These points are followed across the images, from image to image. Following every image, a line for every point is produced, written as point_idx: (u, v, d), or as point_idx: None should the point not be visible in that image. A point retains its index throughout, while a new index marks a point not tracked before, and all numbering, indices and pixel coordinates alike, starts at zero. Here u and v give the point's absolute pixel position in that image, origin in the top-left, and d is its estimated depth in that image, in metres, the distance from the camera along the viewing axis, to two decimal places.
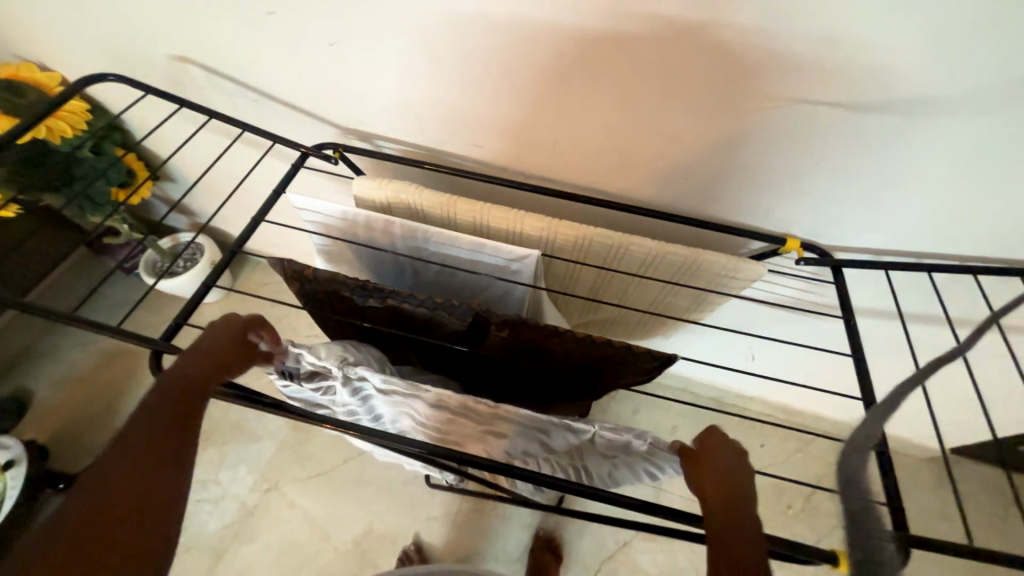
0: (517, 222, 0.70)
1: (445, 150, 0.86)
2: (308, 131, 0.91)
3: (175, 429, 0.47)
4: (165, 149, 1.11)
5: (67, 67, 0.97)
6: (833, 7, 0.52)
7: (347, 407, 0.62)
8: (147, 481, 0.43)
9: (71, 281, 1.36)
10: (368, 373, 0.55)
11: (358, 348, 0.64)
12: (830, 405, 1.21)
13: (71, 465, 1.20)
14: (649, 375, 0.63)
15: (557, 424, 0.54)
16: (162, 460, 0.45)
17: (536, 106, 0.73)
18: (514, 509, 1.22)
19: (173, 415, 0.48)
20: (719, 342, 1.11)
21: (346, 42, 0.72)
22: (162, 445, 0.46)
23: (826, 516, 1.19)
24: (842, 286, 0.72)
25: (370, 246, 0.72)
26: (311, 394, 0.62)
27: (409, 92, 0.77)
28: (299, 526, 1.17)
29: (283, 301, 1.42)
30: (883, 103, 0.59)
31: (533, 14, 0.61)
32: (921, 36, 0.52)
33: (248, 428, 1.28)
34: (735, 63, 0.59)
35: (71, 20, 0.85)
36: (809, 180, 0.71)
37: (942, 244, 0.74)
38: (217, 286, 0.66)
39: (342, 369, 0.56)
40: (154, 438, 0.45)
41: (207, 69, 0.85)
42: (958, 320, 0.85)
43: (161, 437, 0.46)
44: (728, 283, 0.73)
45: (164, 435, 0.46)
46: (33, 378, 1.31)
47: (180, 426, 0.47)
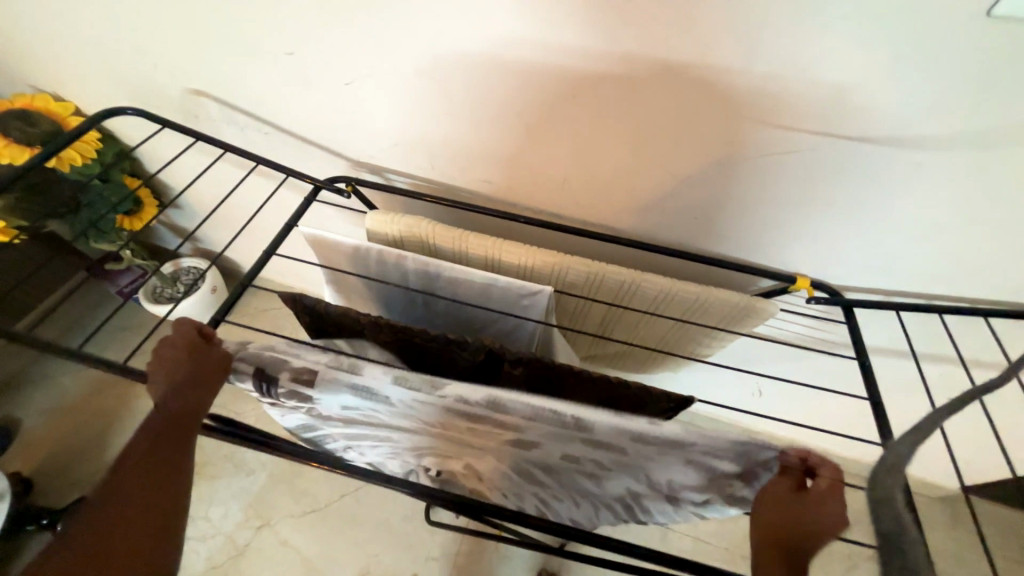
0: (528, 258, 0.70)
1: (455, 185, 0.87)
2: (319, 163, 0.92)
3: (174, 456, 0.50)
4: (173, 177, 1.12)
5: (81, 98, 0.98)
6: (834, 65, 0.54)
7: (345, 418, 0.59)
8: (153, 514, 0.46)
9: (68, 306, 1.34)
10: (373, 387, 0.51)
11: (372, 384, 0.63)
12: (839, 443, 1.19)
13: (55, 499, 1.15)
14: (663, 416, 0.61)
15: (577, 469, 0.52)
16: (165, 495, 0.48)
17: (547, 143, 0.74)
18: (516, 549, 1.17)
19: (171, 449, 0.50)
20: (727, 377, 1.10)
21: (362, 81, 0.74)
22: (163, 481, 0.48)
23: (840, 558, 1.15)
24: (854, 327, 0.72)
25: (382, 279, 0.72)
26: (302, 412, 0.61)
27: (422, 129, 0.79)
28: (292, 566, 1.12)
29: (282, 329, 1.40)
30: (887, 153, 0.61)
31: (547, 61, 0.63)
32: (920, 91, 0.54)
33: (242, 461, 1.24)
34: (743, 108, 0.61)
35: (90, 55, 0.87)
36: (819, 219, 0.71)
37: (953, 286, 0.74)
38: (226, 319, 0.65)
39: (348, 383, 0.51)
40: (156, 474, 0.48)
41: (222, 102, 0.86)
42: (969, 359, 0.84)
43: (163, 473, 0.48)
44: (738, 322, 0.73)
45: (166, 470, 0.49)
46: (21, 406, 1.27)
47: (178, 460, 0.50)
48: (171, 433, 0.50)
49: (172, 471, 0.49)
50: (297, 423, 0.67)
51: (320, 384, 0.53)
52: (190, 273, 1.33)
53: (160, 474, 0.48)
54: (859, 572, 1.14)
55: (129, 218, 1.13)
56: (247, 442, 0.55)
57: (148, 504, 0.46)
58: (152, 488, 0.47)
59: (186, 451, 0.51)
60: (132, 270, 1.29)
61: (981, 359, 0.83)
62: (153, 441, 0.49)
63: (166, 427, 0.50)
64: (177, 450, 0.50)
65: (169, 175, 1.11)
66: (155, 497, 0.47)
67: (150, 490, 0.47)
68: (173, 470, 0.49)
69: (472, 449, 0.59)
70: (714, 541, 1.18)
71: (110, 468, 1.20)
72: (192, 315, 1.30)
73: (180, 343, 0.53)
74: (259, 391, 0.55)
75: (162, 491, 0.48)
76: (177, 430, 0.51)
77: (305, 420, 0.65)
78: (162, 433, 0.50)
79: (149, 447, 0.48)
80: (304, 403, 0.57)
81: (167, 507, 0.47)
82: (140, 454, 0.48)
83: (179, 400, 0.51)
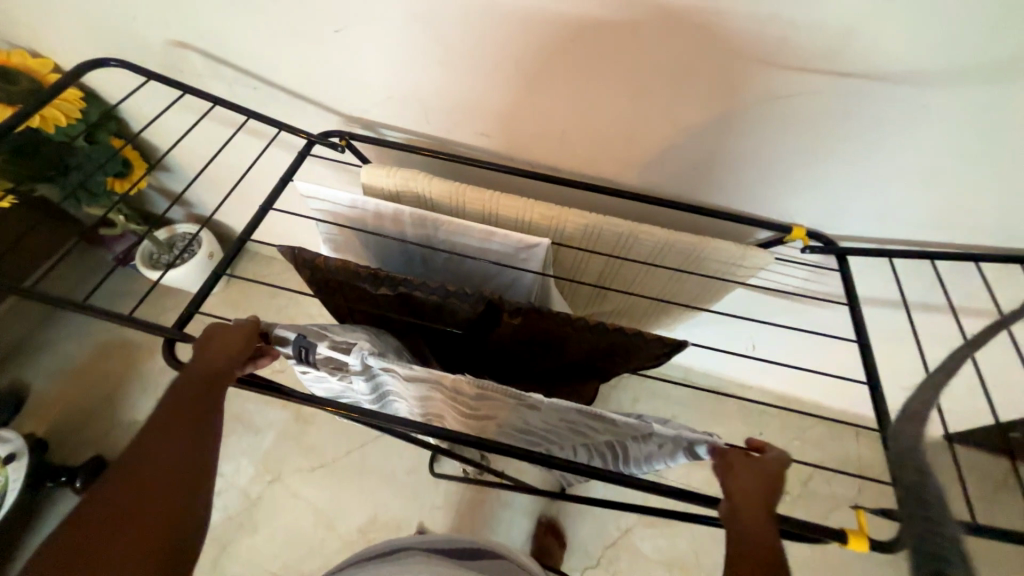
0: (526, 211, 0.70)
1: (452, 139, 0.85)
2: (311, 119, 0.90)
3: (201, 416, 0.50)
4: (162, 138, 1.09)
5: (59, 54, 0.95)
6: (838, 4, 0.53)
7: (360, 388, 0.62)
8: (179, 466, 0.47)
9: (66, 273, 1.34)
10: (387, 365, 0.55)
11: (378, 337, 0.65)
12: (828, 393, 1.23)
13: (71, 459, 1.19)
14: (657, 361, 0.63)
15: (577, 412, 0.53)
16: (192, 453, 0.48)
17: (545, 94, 0.72)
18: (517, 496, 1.23)
19: (196, 405, 0.51)
20: (722, 330, 1.12)
21: (350, 28, 0.71)
22: (190, 435, 0.49)
23: (823, 500, 1.22)
24: (846, 274, 0.73)
25: (380, 234, 0.72)
26: (334, 382, 0.62)
27: (416, 81, 0.77)
28: (304, 516, 1.17)
29: (282, 293, 1.41)
30: (890, 94, 0.60)
31: (542, 4, 0.61)
32: (928, 25, 0.53)
33: (250, 420, 1.28)
34: (744, 56, 0.60)
35: (64, 5, 0.83)
36: (818, 168, 0.71)
37: (947, 233, 0.75)
38: (227, 275, 0.66)
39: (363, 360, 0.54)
40: (182, 430, 0.49)
41: (207, 54, 0.83)
42: (959, 307, 0.86)
43: (189, 428, 0.49)
44: (733, 271, 0.73)
45: (192, 426, 0.50)
46: (29, 371, 1.29)
47: (205, 417, 0.51)
48: (197, 394, 0.51)
49: (198, 426, 0.50)
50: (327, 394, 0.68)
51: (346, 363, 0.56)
52: (185, 238, 1.32)
53: (186, 429, 0.49)
54: (840, 512, 1.20)
55: (119, 180, 1.12)
56: (259, 389, 0.57)
57: (174, 457, 0.47)
58: (178, 443, 0.48)
59: (212, 408, 0.51)
60: (127, 237, 1.28)
61: (970, 306, 0.85)
62: (182, 397, 0.51)
63: (193, 386, 0.51)
64: (203, 405, 0.51)
65: (156, 136, 1.09)
66: (182, 451, 0.48)
67: (176, 444, 0.48)
68: (199, 426, 0.50)
69: (489, 412, 0.59)
70: (704, 487, 1.25)
71: (122, 429, 1.23)
72: (191, 280, 1.30)
73: (212, 322, 0.55)
74: (296, 358, 0.56)
75: (188, 446, 0.48)
76: (201, 389, 0.51)
77: (336, 391, 0.66)
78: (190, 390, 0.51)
79: (178, 402, 0.50)
80: (337, 371, 0.57)
81: (193, 461, 0.48)
82: (168, 411, 0.50)
83: (206, 360, 0.53)
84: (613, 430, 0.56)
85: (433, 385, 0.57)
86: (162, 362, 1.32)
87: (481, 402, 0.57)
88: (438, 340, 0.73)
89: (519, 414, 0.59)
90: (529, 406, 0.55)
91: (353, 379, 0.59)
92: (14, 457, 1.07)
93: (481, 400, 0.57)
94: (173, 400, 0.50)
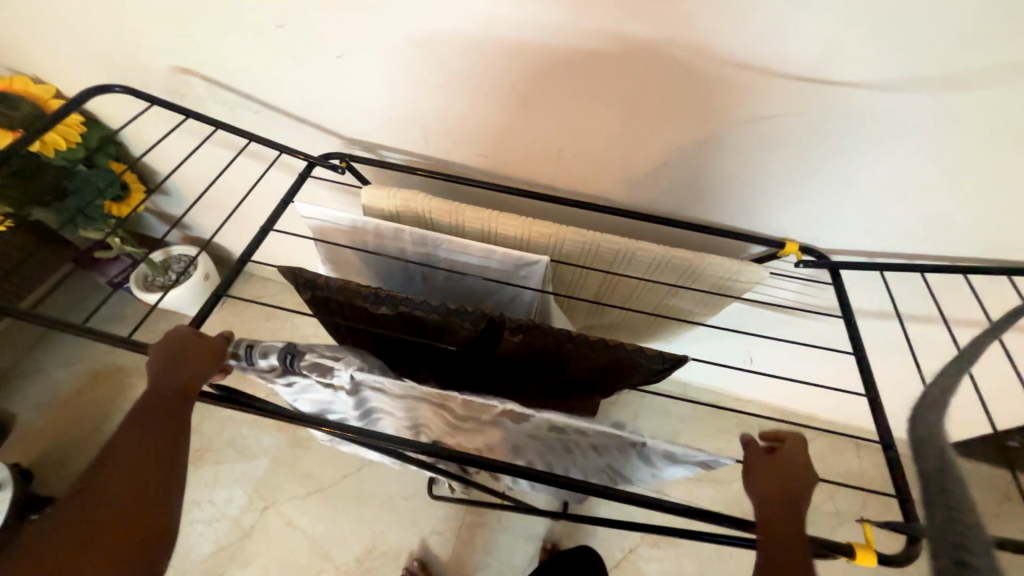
0: (525, 229, 0.71)
1: (451, 159, 0.87)
2: (311, 142, 0.91)
3: (167, 427, 0.50)
4: (161, 161, 1.10)
5: (62, 81, 0.96)
6: (823, 27, 0.55)
7: (345, 404, 0.61)
8: (141, 478, 0.47)
9: (61, 298, 1.33)
10: (379, 378, 0.54)
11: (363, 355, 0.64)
12: (827, 406, 1.23)
13: (57, 489, 1.16)
14: (660, 376, 0.63)
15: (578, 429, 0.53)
16: (157, 465, 0.48)
17: (541, 116, 0.74)
18: (518, 519, 1.20)
19: (167, 419, 0.50)
20: (720, 345, 1.13)
21: (352, 54, 0.73)
22: (157, 454, 0.48)
23: (828, 517, 1.21)
24: (839, 288, 0.74)
25: (380, 253, 0.72)
26: (318, 397, 0.61)
27: (416, 104, 0.78)
28: (299, 545, 1.14)
29: (278, 314, 1.40)
30: (875, 110, 0.62)
31: (536, 34, 0.64)
32: (908, 48, 0.55)
33: (244, 446, 1.25)
34: (732, 79, 0.62)
35: (70, 34, 0.85)
36: (808, 185, 0.74)
37: (935, 245, 0.77)
38: (227, 296, 0.66)
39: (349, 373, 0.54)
40: (147, 449, 0.48)
41: (209, 80, 0.85)
42: (951, 317, 0.88)
43: (154, 447, 0.49)
44: (729, 287, 0.75)
45: (157, 445, 0.49)
46: (17, 399, 1.26)
47: (173, 436, 0.50)
48: (163, 409, 0.50)
49: (166, 445, 0.49)
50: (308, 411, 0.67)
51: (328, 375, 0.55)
52: (182, 260, 1.32)
53: (152, 449, 0.48)
54: (845, 529, 1.19)
55: (117, 204, 1.12)
56: (251, 410, 0.55)
57: (136, 469, 0.47)
58: (140, 456, 0.48)
59: (181, 427, 0.51)
60: (121, 260, 1.28)
61: (961, 317, 0.87)
62: (147, 416, 0.50)
63: (161, 405, 0.51)
64: (171, 423, 0.50)
65: (156, 160, 1.10)
66: (142, 463, 0.47)
67: (140, 455, 0.48)
68: (166, 445, 0.49)
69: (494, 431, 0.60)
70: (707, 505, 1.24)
71: None
72: (186, 303, 1.29)
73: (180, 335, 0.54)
74: (281, 368, 0.55)
75: (153, 465, 0.48)
76: (169, 407, 0.51)
77: (319, 408, 0.65)
78: (156, 408, 0.50)
79: (143, 414, 0.50)
80: (322, 382, 0.57)
81: (160, 472, 0.48)
82: (133, 430, 0.49)
83: (173, 378, 0.52)
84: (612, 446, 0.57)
85: (430, 402, 0.57)
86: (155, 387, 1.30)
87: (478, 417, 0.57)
88: (439, 358, 0.73)
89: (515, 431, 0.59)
90: (522, 417, 0.55)
91: (339, 395, 0.58)
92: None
93: (481, 417, 0.57)
94: (138, 419, 0.50)
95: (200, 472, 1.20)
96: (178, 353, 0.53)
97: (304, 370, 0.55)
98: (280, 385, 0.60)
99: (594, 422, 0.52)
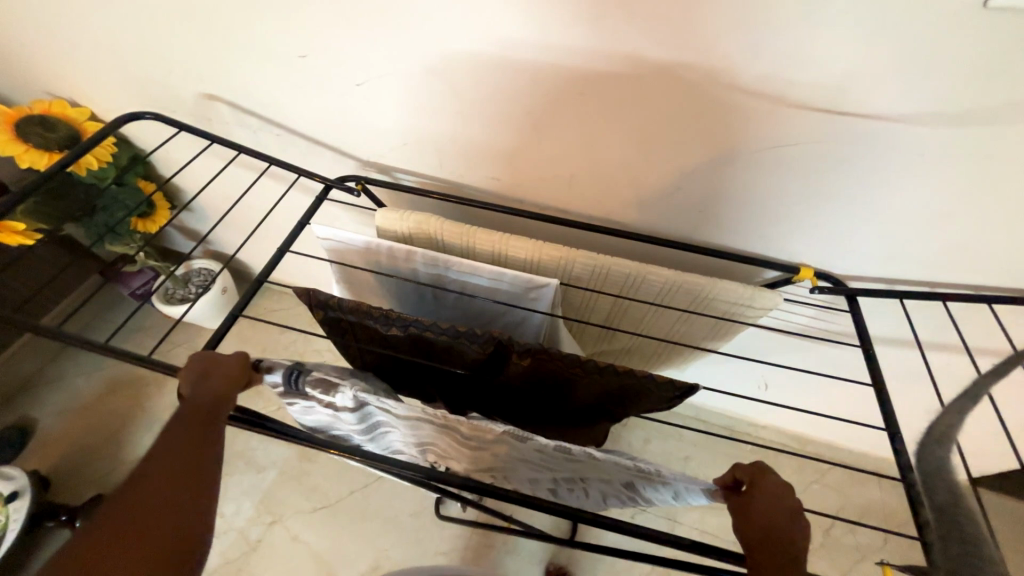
0: (536, 252, 0.71)
1: (463, 182, 0.88)
2: (329, 164, 0.94)
3: (205, 429, 0.52)
4: (185, 179, 1.14)
5: (99, 105, 1.01)
6: (836, 57, 0.55)
7: (348, 422, 0.62)
8: (180, 469, 0.48)
9: (87, 309, 1.38)
10: (376, 399, 0.54)
11: (368, 379, 0.65)
12: (845, 435, 1.20)
13: (73, 498, 1.18)
14: (672, 405, 0.62)
15: (581, 453, 0.52)
16: (198, 459, 0.50)
17: (555, 140, 0.75)
18: (524, 543, 1.18)
19: (202, 422, 0.52)
20: (733, 371, 1.11)
21: (370, 82, 0.76)
22: (193, 465, 0.49)
23: (847, 551, 1.16)
24: (857, 316, 0.72)
25: (392, 274, 0.73)
26: (323, 414, 0.62)
27: (431, 130, 0.80)
28: (304, 562, 1.13)
29: (291, 328, 1.43)
30: (891, 139, 0.61)
31: (547, 61, 0.65)
32: (921, 81, 0.55)
33: (253, 458, 1.26)
34: (747, 108, 0.63)
35: (108, 64, 0.90)
36: (823, 212, 0.73)
37: (956, 274, 0.75)
38: (244, 315, 0.67)
39: (351, 393, 0.54)
40: (181, 462, 0.49)
41: (234, 105, 0.89)
42: (973, 347, 0.85)
43: (187, 466, 0.49)
44: (742, 313, 0.74)
45: (194, 456, 0.50)
46: (40, 406, 1.30)
47: (207, 436, 0.52)
48: (197, 416, 0.52)
49: (201, 460, 0.50)
50: (316, 429, 0.69)
51: (327, 392, 0.55)
52: (202, 274, 1.35)
53: (191, 449, 0.50)
54: (866, 565, 1.14)
55: (143, 221, 1.17)
56: (263, 430, 0.56)
57: (177, 462, 0.49)
58: (180, 450, 0.50)
59: (213, 436, 0.52)
60: (144, 273, 1.32)
61: (985, 347, 0.84)
62: (182, 433, 0.51)
63: (195, 412, 0.53)
64: (206, 430, 0.52)
65: (182, 179, 1.14)
66: (182, 456, 0.49)
67: (181, 450, 0.50)
68: (199, 458, 0.50)
69: (492, 452, 0.60)
70: (719, 534, 1.20)
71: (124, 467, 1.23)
72: (205, 315, 1.32)
73: (202, 357, 0.56)
74: (286, 386, 0.56)
75: (187, 484, 0.48)
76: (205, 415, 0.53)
77: (324, 423, 0.66)
78: (188, 426, 0.52)
79: (184, 416, 0.52)
80: (325, 399, 0.57)
81: (197, 466, 0.49)
82: (173, 429, 0.51)
83: (209, 396, 0.54)
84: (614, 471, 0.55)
85: (434, 425, 0.57)
86: (170, 398, 1.33)
87: (476, 440, 0.58)
88: (447, 381, 0.73)
89: (513, 455, 0.59)
90: (515, 438, 0.54)
91: (341, 413, 0.59)
92: (17, 495, 1.07)
93: (480, 439, 0.57)
94: (172, 436, 0.51)
95: None
96: (202, 372, 0.55)
97: (307, 387, 0.55)
98: (290, 403, 0.61)
99: (603, 450, 0.52)
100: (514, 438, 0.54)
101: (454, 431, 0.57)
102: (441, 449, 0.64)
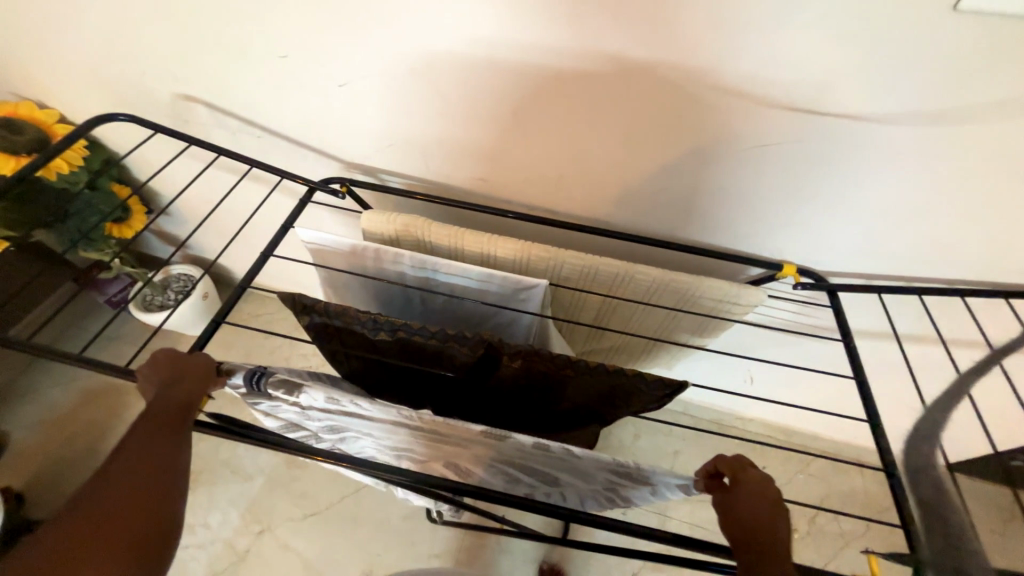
0: (524, 252, 0.71)
1: (450, 184, 0.88)
2: (313, 166, 0.92)
3: (169, 436, 0.50)
4: (162, 183, 1.11)
5: (69, 107, 0.98)
6: (815, 57, 0.56)
7: (318, 422, 0.61)
8: (142, 479, 0.47)
9: (59, 318, 1.33)
10: (345, 399, 0.53)
11: (333, 386, 0.63)
12: (828, 426, 1.23)
13: (48, 514, 1.14)
14: (659, 402, 0.62)
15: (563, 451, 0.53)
16: (162, 469, 0.48)
17: (542, 141, 0.75)
18: (518, 542, 1.18)
19: (166, 430, 0.51)
20: (719, 367, 1.13)
21: (354, 83, 0.75)
22: (157, 476, 0.47)
23: (832, 538, 1.19)
24: (839, 311, 0.74)
25: (379, 278, 0.73)
26: (289, 412, 0.60)
27: (417, 131, 0.80)
28: (294, 570, 1.11)
29: (276, 333, 1.40)
30: (868, 138, 0.63)
31: (533, 61, 0.65)
32: (896, 81, 0.57)
33: (239, 466, 1.23)
34: (730, 107, 0.63)
35: (77, 63, 0.87)
36: (806, 209, 0.74)
37: (932, 268, 0.77)
38: (227, 323, 0.65)
39: (322, 395, 0.53)
40: (144, 473, 0.47)
41: (212, 107, 0.86)
42: (948, 338, 0.88)
43: (150, 476, 0.47)
44: (728, 309, 0.75)
45: (158, 465, 0.48)
46: (11, 419, 1.25)
47: (172, 444, 0.50)
48: (160, 422, 0.51)
49: (164, 470, 0.48)
50: (281, 427, 0.68)
51: (296, 395, 0.54)
52: (181, 279, 1.32)
53: (153, 459, 0.48)
54: (850, 551, 1.17)
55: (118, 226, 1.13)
56: (248, 440, 0.55)
57: (140, 471, 0.47)
58: (142, 459, 0.48)
59: (179, 444, 0.51)
60: (120, 279, 1.28)
61: (960, 338, 0.87)
62: (145, 440, 0.49)
63: (158, 418, 0.51)
64: (171, 439, 0.50)
65: (159, 182, 1.11)
66: (145, 466, 0.48)
67: (143, 460, 0.48)
68: (163, 468, 0.48)
69: (474, 453, 0.59)
70: (709, 527, 1.22)
71: None
72: (186, 322, 1.29)
73: (168, 356, 0.54)
74: (248, 387, 0.54)
75: (149, 503, 0.46)
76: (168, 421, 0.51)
77: (291, 421, 0.65)
78: (152, 434, 0.50)
79: (146, 422, 0.50)
80: (290, 399, 0.56)
81: (161, 476, 0.48)
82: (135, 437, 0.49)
83: (173, 400, 0.52)
84: (592, 467, 0.55)
85: (414, 428, 0.57)
86: None
87: (457, 441, 0.57)
88: (435, 385, 0.72)
89: (494, 456, 0.59)
90: (497, 437, 0.54)
91: (310, 414, 0.58)
92: None
93: (461, 440, 0.57)
94: (134, 443, 0.49)
95: (194, 494, 1.19)
96: (168, 372, 0.54)
97: (269, 388, 0.54)
98: (257, 404, 0.60)
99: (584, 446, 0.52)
100: (499, 439, 0.54)
101: (434, 433, 0.56)
102: (421, 452, 0.64)
